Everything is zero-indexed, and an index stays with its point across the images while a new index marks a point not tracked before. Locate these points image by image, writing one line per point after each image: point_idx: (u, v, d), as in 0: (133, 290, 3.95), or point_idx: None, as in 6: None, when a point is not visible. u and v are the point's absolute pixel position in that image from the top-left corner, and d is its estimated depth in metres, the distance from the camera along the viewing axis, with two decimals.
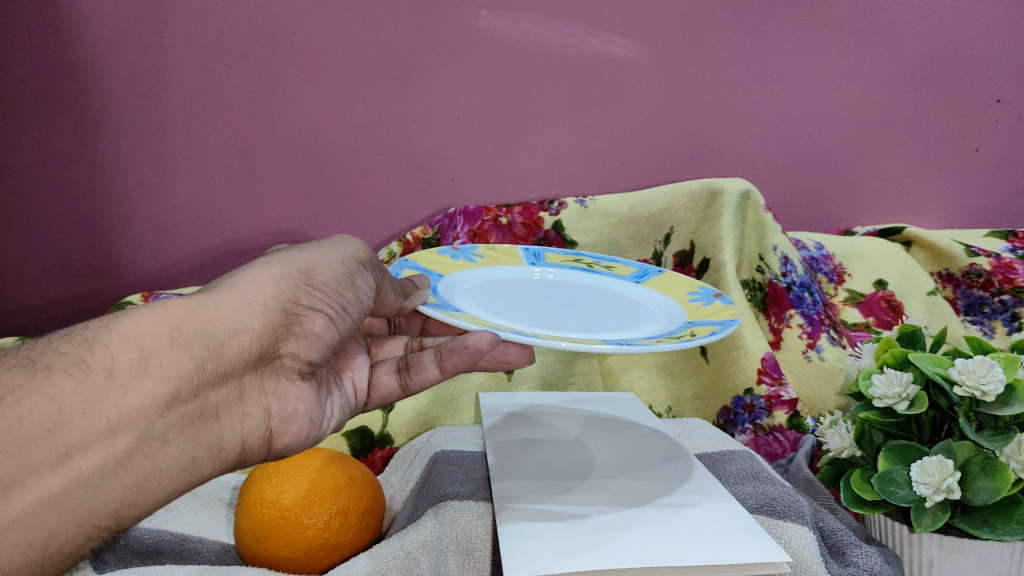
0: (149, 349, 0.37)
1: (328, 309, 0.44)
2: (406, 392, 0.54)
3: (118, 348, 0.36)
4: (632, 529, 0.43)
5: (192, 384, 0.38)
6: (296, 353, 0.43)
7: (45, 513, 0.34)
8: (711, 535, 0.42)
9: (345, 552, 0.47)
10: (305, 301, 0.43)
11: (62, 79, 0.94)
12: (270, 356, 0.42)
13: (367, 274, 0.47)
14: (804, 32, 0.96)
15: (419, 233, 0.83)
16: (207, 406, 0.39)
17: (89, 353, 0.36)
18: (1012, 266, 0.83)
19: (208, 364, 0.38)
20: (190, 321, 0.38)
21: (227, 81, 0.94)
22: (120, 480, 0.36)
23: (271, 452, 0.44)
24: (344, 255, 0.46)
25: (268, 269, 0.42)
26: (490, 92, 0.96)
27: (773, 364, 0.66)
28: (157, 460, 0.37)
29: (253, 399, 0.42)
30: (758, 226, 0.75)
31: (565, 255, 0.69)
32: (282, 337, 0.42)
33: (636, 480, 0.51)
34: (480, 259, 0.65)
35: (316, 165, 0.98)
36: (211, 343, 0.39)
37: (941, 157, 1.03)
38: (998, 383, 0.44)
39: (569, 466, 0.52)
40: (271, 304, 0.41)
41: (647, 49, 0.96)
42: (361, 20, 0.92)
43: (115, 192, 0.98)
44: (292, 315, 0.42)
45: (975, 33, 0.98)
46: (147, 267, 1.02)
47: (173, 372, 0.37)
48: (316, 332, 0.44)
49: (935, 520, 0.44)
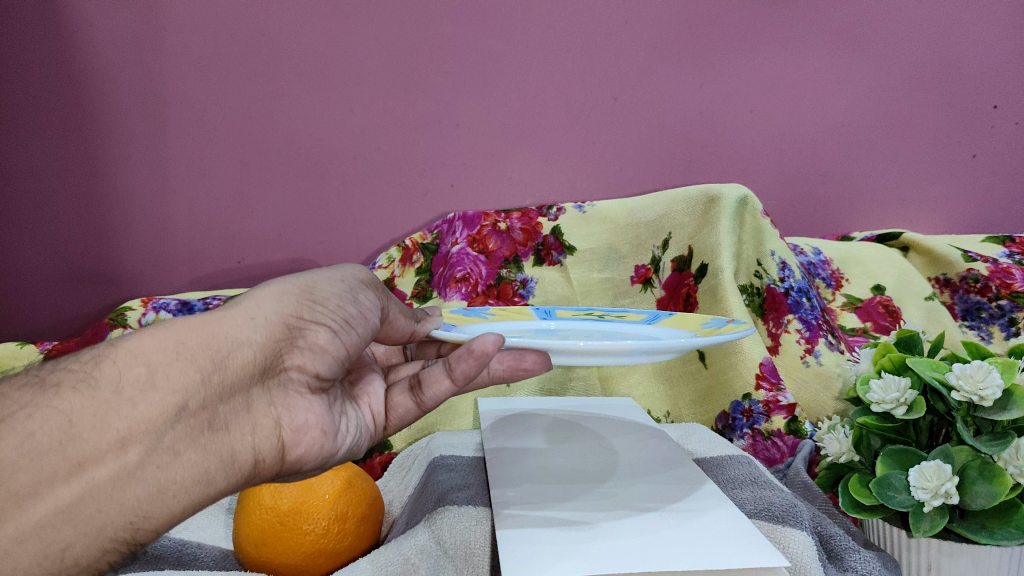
0: (156, 362, 0.35)
1: (332, 322, 0.42)
2: (423, 410, 0.50)
3: (125, 363, 0.34)
4: (620, 527, 0.42)
5: (200, 395, 0.35)
6: (302, 365, 0.41)
7: (62, 526, 0.31)
8: (717, 536, 0.41)
9: (343, 558, 0.48)
10: (308, 315, 0.41)
11: (69, 84, 0.96)
12: (277, 368, 0.39)
13: (369, 292, 0.46)
14: (797, 38, 0.98)
15: (419, 239, 0.87)
16: (217, 418, 0.36)
17: (96, 369, 0.34)
18: (1009, 270, 0.84)
19: (215, 376, 0.36)
20: (195, 335, 0.36)
21: (231, 88, 0.96)
22: (137, 492, 0.33)
23: (283, 470, 0.41)
24: (344, 275, 0.45)
25: (270, 287, 0.41)
26: (488, 99, 0.97)
27: (770, 369, 0.66)
28: (172, 473, 0.34)
29: (263, 413, 0.38)
30: (755, 231, 0.76)
31: (576, 309, 0.62)
32: (287, 350, 0.40)
33: (652, 496, 0.48)
34: (491, 314, 0.60)
35: (315, 170, 0.98)
36: (217, 355, 0.36)
37: (940, 163, 1.03)
38: (996, 388, 0.44)
39: (588, 479, 0.50)
40: (273, 319, 0.39)
41: (644, 58, 0.97)
42: (364, 28, 0.95)
43: (114, 197, 0.99)
44: (296, 328, 0.40)
45: (967, 39, 0.99)
46: (141, 272, 1.01)
47: (179, 385, 0.34)
48: (322, 344, 0.41)
49: (933, 525, 0.44)
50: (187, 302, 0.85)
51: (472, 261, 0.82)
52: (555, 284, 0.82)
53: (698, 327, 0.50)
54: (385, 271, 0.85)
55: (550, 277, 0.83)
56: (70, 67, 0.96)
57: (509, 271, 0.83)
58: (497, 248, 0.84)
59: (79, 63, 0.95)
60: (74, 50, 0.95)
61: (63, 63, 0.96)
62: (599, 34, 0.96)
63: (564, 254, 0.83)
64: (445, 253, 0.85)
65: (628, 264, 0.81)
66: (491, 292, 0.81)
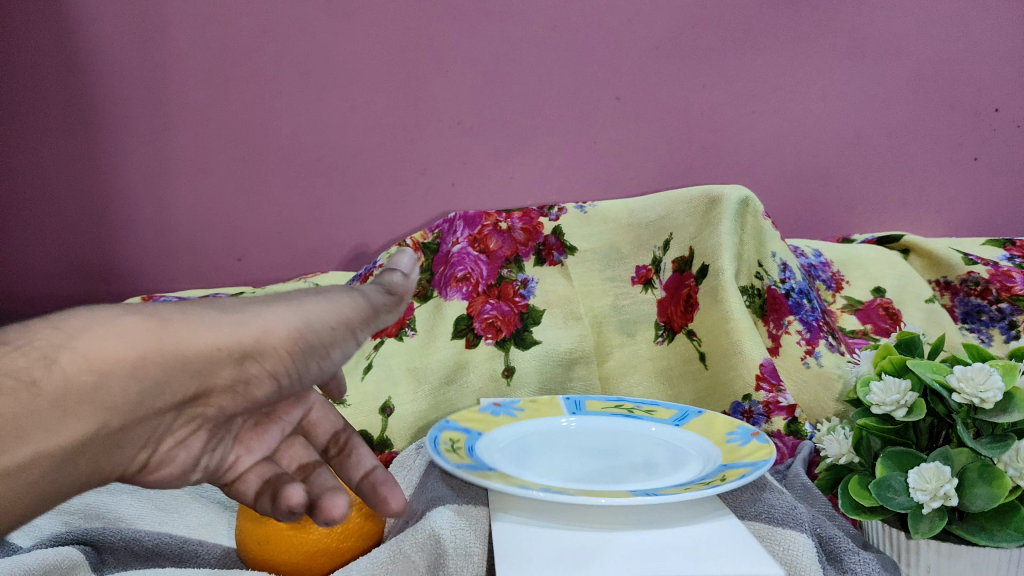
0: (93, 379, 0.31)
1: (280, 377, 0.37)
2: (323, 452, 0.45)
3: (68, 369, 0.30)
4: (624, 534, 0.42)
5: (113, 421, 0.31)
6: (222, 406, 0.36)
7: None
8: (718, 539, 0.40)
9: (345, 558, 0.47)
10: (251, 370, 0.35)
11: (74, 80, 0.96)
12: (194, 404, 0.35)
13: (352, 341, 0.39)
14: (798, 40, 0.98)
15: (420, 238, 0.87)
16: (117, 440, 0.33)
17: (42, 370, 0.30)
18: (1009, 274, 0.84)
19: (131, 405, 0.32)
20: (140, 362, 0.32)
21: (235, 85, 0.96)
22: (7, 492, 0.29)
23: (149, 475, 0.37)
24: (342, 320, 0.38)
25: (243, 328, 0.34)
26: (491, 99, 0.98)
27: (770, 370, 0.66)
28: (53, 489, 0.31)
29: (160, 440, 0.35)
30: (756, 232, 0.75)
31: (606, 401, 0.63)
32: (214, 392, 0.35)
33: (662, 506, 0.46)
34: (521, 412, 0.60)
35: (316, 168, 0.98)
36: (146, 387, 0.32)
37: (942, 166, 1.03)
38: (997, 391, 0.44)
39: (595, 478, 0.48)
40: (212, 364, 0.34)
41: (647, 58, 0.98)
42: (367, 27, 0.95)
43: (116, 194, 0.99)
44: (235, 380, 0.35)
45: (966, 43, 1.00)
46: (141, 268, 1.00)
47: (95, 410, 0.31)
48: (251, 394, 0.36)
49: (932, 526, 0.44)
50: (188, 299, 0.85)
51: (473, 260, 0.82)
52: (556, 284, 0.81)
53: (721, 442, 0.52)
54: None
55: (551, 277, 0.82)
56: (74, 62, 0.96)
57: (510, 270, 0.83)
58: (498, 248, 0.84)
59: (83, 58, 0.96)
60: (79, 46, 0.95)
61: (68, 59, 0.96)
62: (602, 34, 0.97)
63: (564, 254, 0.82)
64: (447, 252, 0.85)
65: (629, 264, 0.81)
66: (492, 292, 0.80)
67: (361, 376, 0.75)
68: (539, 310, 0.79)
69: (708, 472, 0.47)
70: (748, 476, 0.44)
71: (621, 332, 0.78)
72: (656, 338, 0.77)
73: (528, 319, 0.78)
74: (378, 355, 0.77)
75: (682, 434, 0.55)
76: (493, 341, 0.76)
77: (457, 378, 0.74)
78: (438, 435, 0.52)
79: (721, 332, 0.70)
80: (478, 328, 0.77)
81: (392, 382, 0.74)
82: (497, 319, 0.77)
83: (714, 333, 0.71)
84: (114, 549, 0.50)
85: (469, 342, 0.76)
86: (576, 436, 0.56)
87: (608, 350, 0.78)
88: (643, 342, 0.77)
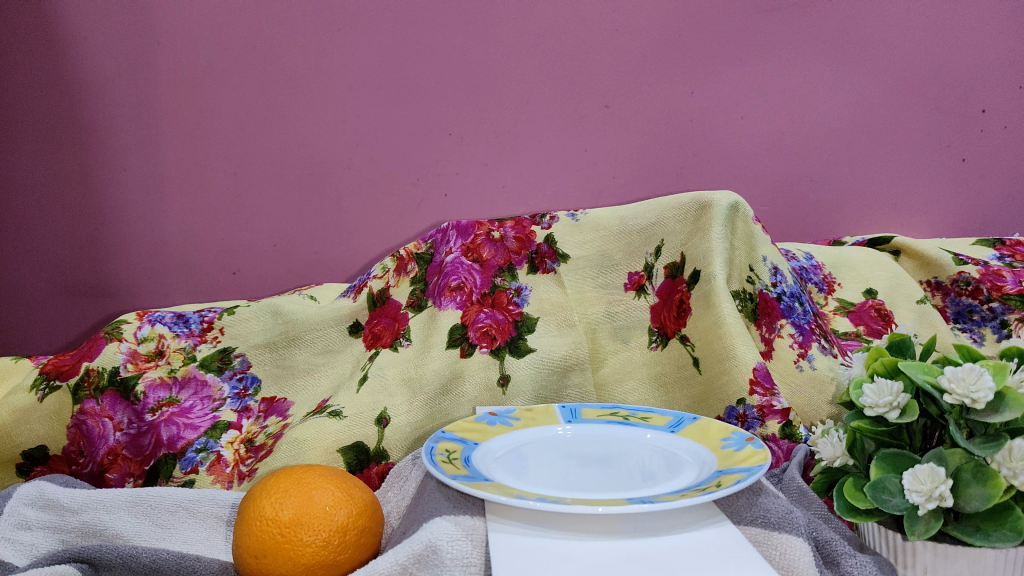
0: None
1: None
2: None
3: None
4: (625, 543, 0.41)
5: None
6: None
7: None
8: (715, 553, 0.40)
9: (343, 571, 0.47)
10: None
11: (66, 99, 0.97)
12: None
13: None
14: (784, 44, 1.00)
15: (414, 249, 0.88)
16: None
17: None
18: (1000, 274, 0.86)
19: None
20: None
21: (225, 99, 0.96)
22: None
23: None
24: None
25: None
26: (482, 108, 0.98)
27: (764, 374, 0.67)
28: None
29: None
30: (747, 236, 0.76)
31: (602, 409, 0.63)
32: None
33: (658, 514, 0.46)
34: (516, 422, 0.60)
35: (309, 181, 0.98)
36: None
37: (932, 167, 1.04)
38: (988, 391, 0.44)
39: (592, 488, 0.48)
40: None
41: (636, 67, 0.99)
42: (358, 40, 0.96)
43: (107, 209, 0.99)
44: None
45: (950, 44, 1.02)
46: (135, 285, 1.00)
47: None
48: None
49: (928, 527, 0.44)
50: (183, 315, 0.85)
51: (466, 270, 0.82)
52: (549, 291, 0.81)
53: (715, 448, 0.52)
54: (379, 281, 0.86)
55: (544, 285, 0.82)
56: (67, 80, 0.97)
57: (503, 279, 0.83)
58: (491, 257, 0.84)
59: (76, 76, 0.97)
60: (72, 65, 0.97)
61: (60, 76, 0.97)
62: (590, 43, 0.98)
63: (557, 262, 0.82)
64: (440, 262, 0.84)
65: (621, 271, 0.81)
66: (485, 300, 0.80)
67: (356, 388, 0.74)
68: (533, 318, 0.79)
69: (705, 479, 0.47)
70: (743, 482, 0.44)
71: (615, 338, 0.78)
72: (650, 344, 0.77)
73: (522, 327, 0.78)
74: (372, 367, 0.76)
75: (676, 439, 0.55)
76: (488, 349, 0.76)
77: (452, 389, 0.73)
78: (433, 447, 0.52)
79: (715, 338, 0.70)
80: (474, 337, 0.76)
81: (387, 393, 0.73)
82: (491, 327, 0.77)
83: (707, 337, 0.71)
84: (111, 567, 0.50)
85: (464, 351, 0.76)
86: (573, 445, 0.56)
87: (602, 356, 0.78)
88: (637, 348, 0.78)
